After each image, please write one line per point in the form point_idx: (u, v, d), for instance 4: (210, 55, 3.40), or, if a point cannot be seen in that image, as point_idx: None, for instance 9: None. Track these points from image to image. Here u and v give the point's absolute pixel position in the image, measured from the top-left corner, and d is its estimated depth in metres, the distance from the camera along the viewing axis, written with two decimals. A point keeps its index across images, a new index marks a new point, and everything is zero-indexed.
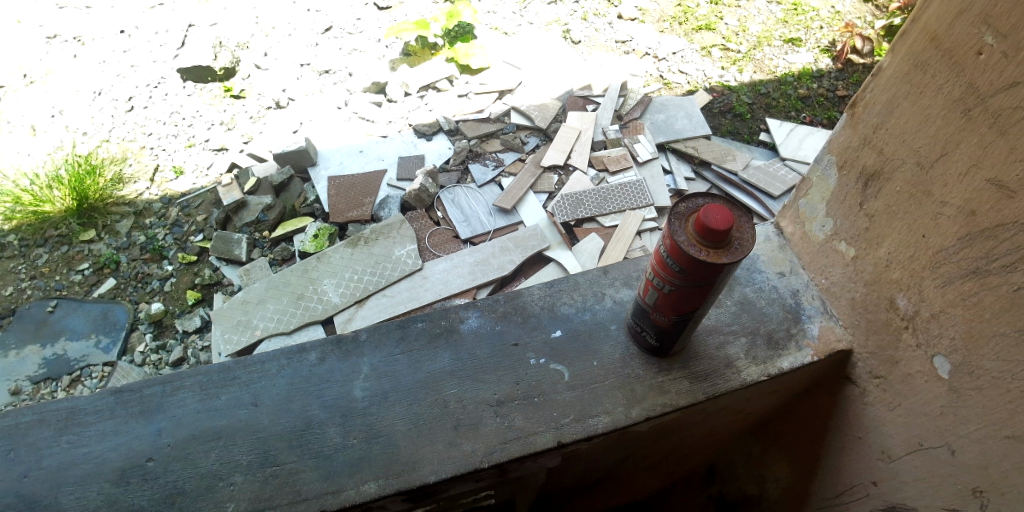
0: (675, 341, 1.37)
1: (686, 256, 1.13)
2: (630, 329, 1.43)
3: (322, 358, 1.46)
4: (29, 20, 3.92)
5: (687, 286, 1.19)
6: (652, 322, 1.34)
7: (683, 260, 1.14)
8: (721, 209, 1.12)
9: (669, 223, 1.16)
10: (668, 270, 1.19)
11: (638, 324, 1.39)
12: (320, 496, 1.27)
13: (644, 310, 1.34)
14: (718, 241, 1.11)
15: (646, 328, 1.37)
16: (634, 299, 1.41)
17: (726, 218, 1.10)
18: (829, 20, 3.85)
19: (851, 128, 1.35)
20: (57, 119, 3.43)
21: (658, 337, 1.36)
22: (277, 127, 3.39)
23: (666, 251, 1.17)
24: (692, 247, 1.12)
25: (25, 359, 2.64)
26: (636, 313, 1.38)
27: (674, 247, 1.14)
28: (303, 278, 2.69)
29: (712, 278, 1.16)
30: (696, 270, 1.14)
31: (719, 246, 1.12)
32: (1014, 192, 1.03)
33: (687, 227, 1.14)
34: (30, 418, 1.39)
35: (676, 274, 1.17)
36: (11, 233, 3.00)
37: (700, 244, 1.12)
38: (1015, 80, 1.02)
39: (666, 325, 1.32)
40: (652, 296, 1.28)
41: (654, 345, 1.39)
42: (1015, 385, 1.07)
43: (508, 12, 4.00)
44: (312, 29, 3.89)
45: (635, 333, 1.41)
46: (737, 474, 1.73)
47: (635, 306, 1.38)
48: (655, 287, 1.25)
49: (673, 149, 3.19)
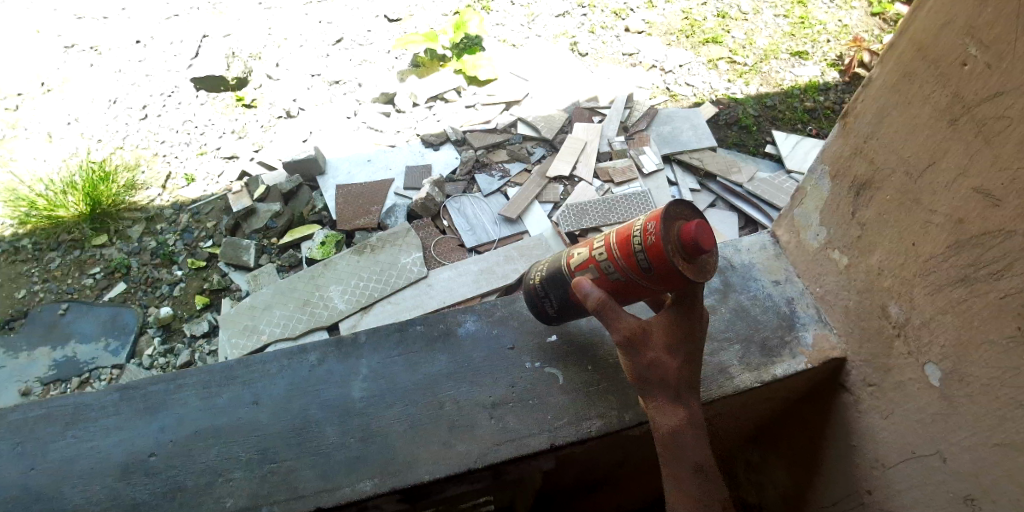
0: (575, 317, 1.43)
1: (667, 265, 1.16)
2: (531, 290, 1.45)
3: (321, 359, 1.49)
4: (48, 30, 4.02)
5: (642, 285, 1.23)
6: (568, 294, 1.38)
7: (659, 265, 1.17)
8: (708, 228, 1.16)
9: (661, 218, 1.17)
10: (634, 265, 1.21)
11: (545, 290, 1.42)
12: (316, 493, 1.30)
13: (566, 282, 1.37)
14: (695, 257, 1.16)
15: (555, 293, 1.41)
16: (553, 262, 1.42)
17: (711, 240, 1.15)
18: (836, 33, 3.88)
19: (843, 137, 1.38)
20: (73, 126, 3.51)
21: (562, 305, 1.41)
22: (288, 136, 3.45)
23: (641, 244, 1.19)
24: (673, 255, 1.15)
25: (36, 360, 2.69)
26: (551, 280, 1.40)
27: (654, 246, 1.16)
28: (309, 284, 2.73)
29: (668, 290, 1.21)
30: (663, 277, 1.19)
31: (691, 262, 1.17)
32: (999, 200, 1.04)
33: (676, 231, 1.16)
34: (37, 413, 1.42)
35: (639, 270, 1.21)
36: (25, 238, 3.06)
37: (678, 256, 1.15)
38: (999, 89, 1.03)
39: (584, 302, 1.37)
40: (591, 274, 1.30)
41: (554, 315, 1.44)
42: (1004, 392, 1.07)
43: (516, 25, 4.05)
44: (323, 40, 3.95)
45: (539, 296, 1.43)
46: (737, 483, 1.83)
47: (554, 274, 1.39)
48: (600, 269, 1.27)
49: (679, 160, 3.22)
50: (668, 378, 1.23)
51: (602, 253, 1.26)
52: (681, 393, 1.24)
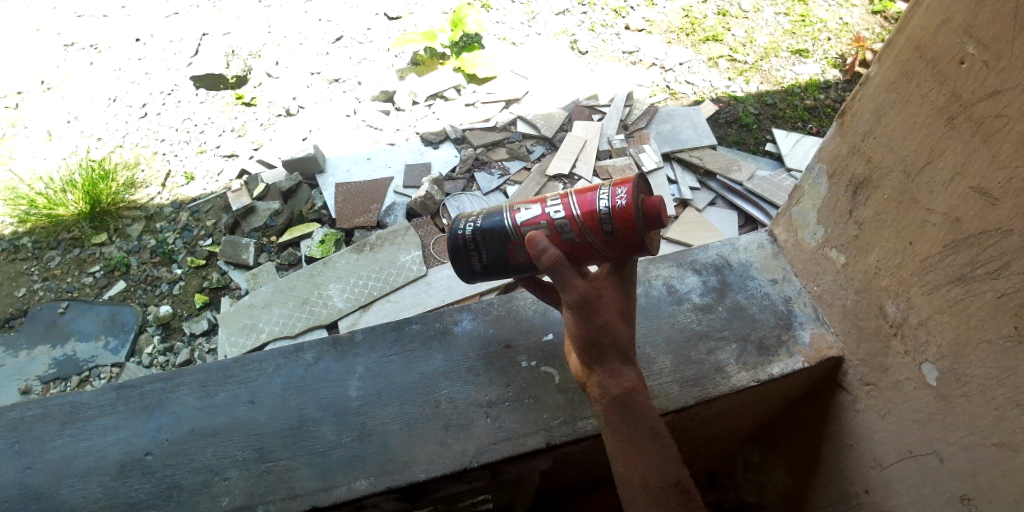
0: (498, 277, 1.35)
1: (632, 230, 1.18)
2: (456, 241, 1.31)
3: (318, 358, 1.49)
4: (48, 28, 4.02)
5: (594, 248, 1.23)
6: (503, 249, 1.29)
7: (622, 230, 1.19)
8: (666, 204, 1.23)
9: (631, 185, 1.19)
10: (594, 227, 1.20)
11: (475, 243, 1.30)
12: (312, 492, 1.29)
13: (503, 236, 1.28)
14: (653, 229, 1.21)
15: (487, 247, 1.30)
16: (485, 213, 1.32)
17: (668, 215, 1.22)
18: (837, 31, 3.87)
19: (840, 136, 1.37)
20: (72, 124, 3.51)
21: (491, 261, 1.31)
22: (287, 134, 3.45)
23: (607, 207, 1.19)
24: (640, 222, 1.18)
25: (36, 359, 2.69)
26: (485, 232, 1.30)
27: (624, 211, 1.18)
28: (308, 283, 2.73)
29: (617, 257, 1.24)
30: (619, 243, 1.21)
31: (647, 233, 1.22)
32: (996, 199, 1.04)
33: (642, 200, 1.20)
34: (34, 412, 1.43)
35: (598, 233, 1.20)
36: (25, 236, 3.06)
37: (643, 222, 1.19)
38: (996, 88, 1.02)
39: (517, 261, 1.30)
40: (540, 231, 1.25)
41: (479, 271, 1.33)
42: (1001, 392, 1.07)
43: (516, 23, 4.04)
44: (323, 39, 3.95)
45: (467, 249, 1.31)
46: (736, 483, 1.80)
47: (490, 225, 1.29)
48: (553, 227, 1.23)
49: (678, 158, 3.21)
50: (614, 341, 1.21)
51: (559, 211, 1.23)
52: (625, 356, 1.23)
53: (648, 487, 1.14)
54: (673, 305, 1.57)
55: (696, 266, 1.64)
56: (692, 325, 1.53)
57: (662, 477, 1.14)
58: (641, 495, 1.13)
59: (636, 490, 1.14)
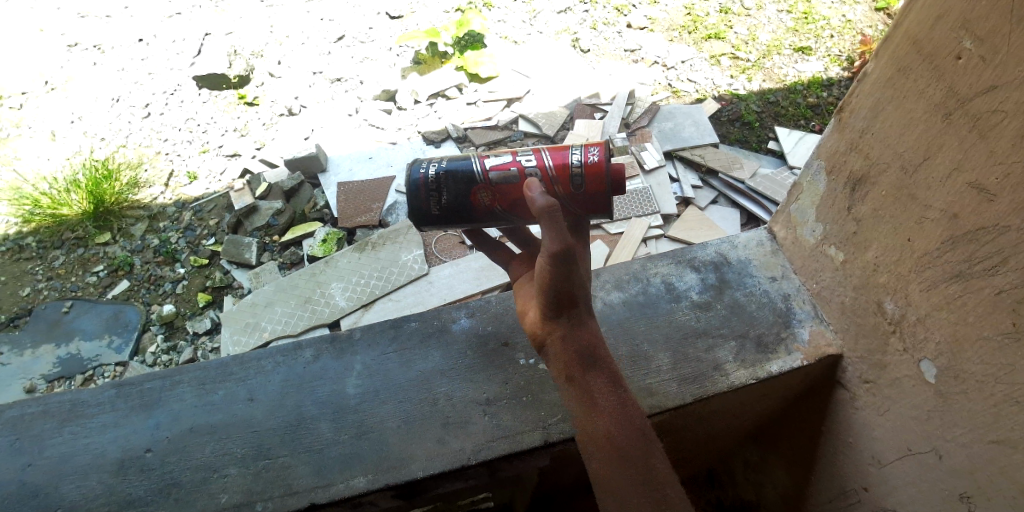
0: (453, 225, 1.31)
1: (599, 189, 1.21)
2: (419, 180, 1.26)
3: (316, 356, 1.49)
4: (51, 29, 4.04)
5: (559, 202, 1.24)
6: (467, 193, 1.26)
7: (591, 186, 1.21)
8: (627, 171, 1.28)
9: (603, 146, 1.23)
10: (564, 181, 1.22)
11: (438, 183, 1.26)
12: (310, 490, 1.30)
13: (469, 180, 1.25)
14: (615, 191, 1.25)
15: (451, 189, 1.26)
16: (452, 157, 1.29)
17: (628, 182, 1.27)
18: (840, 28, 3.85)
19: (839, 132, 1.37)
20: (76, 124, 3.53)
21: (452, 204, 1.27)
22: (289, 133, 3.45)
23: (580, 163, 1.21)
24: (608, 181, 1.21)
25: (40, 358, 2.71)
26: (452, 173, 1.25)
27: (596, 168, 1.21)
28: (310, 282, 2.74)
29: (581, 212, 1.26)
30: (584, 199, 1.23)
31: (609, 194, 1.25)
32: (994, 195, 1.03)
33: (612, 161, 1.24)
34: (35, 410, 1.44)
35: (568, 187, 1.22)
36: (29, 236, 3.08)
37: (611, 181, 1.21)
38: (992, 83, 1.01)
39: (478, 207, 1.27)
40: (509, 178, 1.23)
41: (437, 214, 1.28)
42: (999, 389, 1.06)
43: (518, 21, 4.03)
44: (325, 38, 3.95)
45: (430, 189, 1.26)
46: (735, 482, 1.85)
47: (457, 167, 1.26)
48: (523, 176, 1.23)
49: (680, 156, 3.20)
50: (578, 292, 1.17)
51: (531, 161, 1.23)
52: (587, 310, 1.20)
53: (613, 439, 1.07)
54: (672, 302, 1.57)
55: (695, 263, 1.64)
56: (691, 323, 1.53)
57: (627, 429, 1.08)
58: (605, 447, 1.07)
59: (600, 443, 1.08)
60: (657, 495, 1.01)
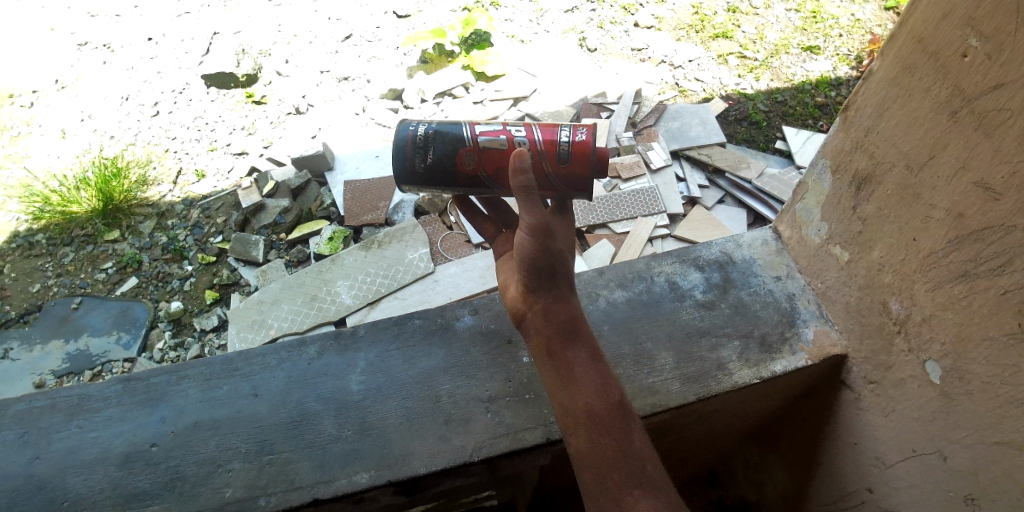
0: (437, 186, 1.32)
1: (583, 167, 1.25)
2: (408, 136, 1.28)
3: (321, 352, 1.50)
4: (61, 28, 4.08)
5: (542, 175, 1.27)
6: (454, 154, 1.28)
7: (575, 163, 1.25)
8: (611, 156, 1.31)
9: (591, 128, 1.27)
10: (550, 154, 1.25)
11: (426, 142, 1.28)
12: (313, 485, 1.31)
13: (458, 142, 1.27)
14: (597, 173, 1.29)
15: (438, 148, 1.28)
16: (443, 120, 1.31)
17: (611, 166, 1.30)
18: (849, 27, 3.83)
19: (844, 131, 1.36)
20: (85, 122, 3.56)
21: (437, 164, 1.29)
22: (296, 132, 3.47)
23: (567, 140, 1.25)
24: (593, 161, 1.25)
25: (49, 353, 2.73)
26: (443, 134, 1.28)
27: (583, 146, 1.24)
28: (316, 279, 2.75)
29: (563, 189, 1.29)
30: (567, 176, 1.26)
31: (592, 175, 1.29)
32: (999, 194, 1.02)
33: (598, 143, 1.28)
34: (42, 404, 1.45)
35: (553, 161, 1.25)
36: (39, 233, 3.11)
37: (595, 162, 1.25)
38: (999, 81, 1.01)
39: (463, 170, 1.29)
40: (497, 145, 1.26)
41: (422, 172, 1.29)
42: (1004, 390, 1.05)
43: (524, 20, 4.03)
44: (332, 37, 3.97)
45: (418, 146, 1.27)
46: (736, 481, 1.84)
47: (448, 128, 1.28)
48: (512, 144, 1.26)
49: (687, 156, 3.19)
50: (559, 268, 1.21)
51: (521, 131, 1.26)
52: (568, 285, 1.23)
53: (592, 412, 1.13)
54: (676, 301, 1.57)
55: (699, 262, 1.64)
56: (695, 322, 1.53)
57: (606, 401, 1.13)
58: (585, 420, 1.12)
59: (579, 416, 1.13)
60: (636, 468, 1.08)
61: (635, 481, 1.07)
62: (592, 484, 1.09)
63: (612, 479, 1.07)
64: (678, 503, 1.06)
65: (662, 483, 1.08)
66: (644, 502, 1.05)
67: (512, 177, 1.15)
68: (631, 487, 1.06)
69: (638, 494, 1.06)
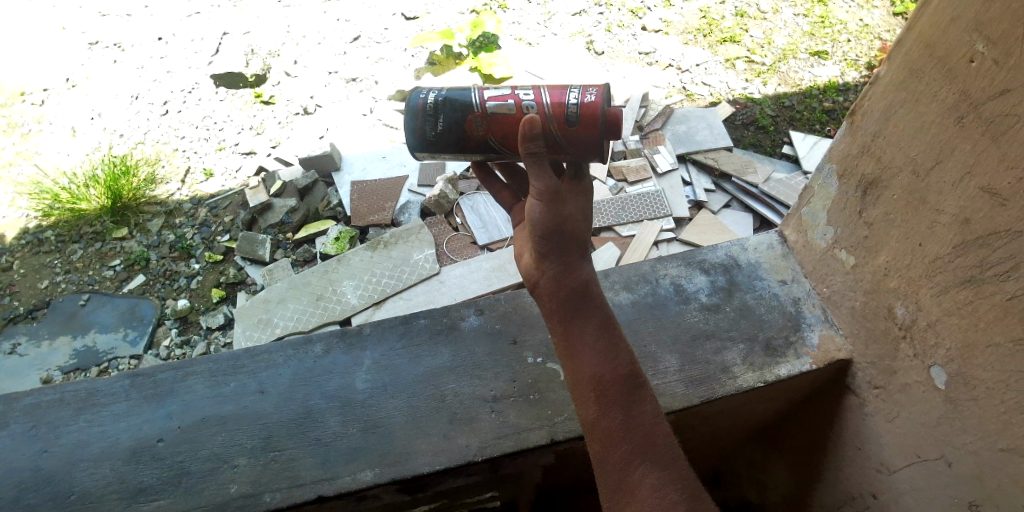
0: (446, 153, 1.29)
1: (594, 130, 1.17)
2: (417, 105, 1.24)
3: (327, 350, 1.51)
4: (73, 27, 4.11)
5: (553, 141, 1.20)
6: (461, 121, 1.24)
7: (586, 126, 1.18)
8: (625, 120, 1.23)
9: (604, 88, 1.19)
10: (559, 117, 1.18)
11: (434, 109, 1.24)
12: (317, 482, 1.32)
13: (466, 108, 1.23)
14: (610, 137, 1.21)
15: (447, 115, 1.24)
16: (452, 86, 1.26)
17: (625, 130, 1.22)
18: (857, 33, 3.82)
19: (851, 136, 1.36)
20: (95, 120, 3.59)
21: (445, 131, 1.25)
22: (304, 132, 3.49)
23: (576, 101, 1.18)
24: (603, 123, 1.18)
25: (57, 349, 2.76)
26: (450, 98, 1.24)
27: (592, 108, 1.17)
28: (323, 279, 2.76)
29: (575, 157, 1.21)
30: (578, 141, 1.19)
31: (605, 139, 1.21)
32: (1005, 199, 1.02)
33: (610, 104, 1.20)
34: (51, 398, 1.46)
35: (562, 125, 1.18)
36: (49, 230, 3.14)
37: (606, 125, 1.18)
38: (1006, 86, 1.00)
39: (473, 136, 1.25)
40: (505, 110, 1.21)
41: (432, 140, 1.26)
42: (1009, 396, 1.05)
43: (532, 23, 4.04)
44: (341, 38, 3.99)
45: (426, 114, 1.24)
46: (738, 483, 1.87)
47: (455, 93, 1.24)
48: (520, 107, 1.20)
49: (693, 160, 3.20)
50: (571, 235, 1.17)
51: (529, 95, 1.20)
52: (581, 252, 1.20)
53: (602, 382, 1.11)
54: (680, 304, 1.57)
55: (704, 265, 1.64)
56: (699, 324, 1.53)
57: (617, 371, 1.11)
58: (594, 391, 1.10)
59: (588, 387, 1.11)
60: (646, 440, 1.06)
61: (647, 454, 1.05)
62: (600, 457, 1.08)
63: (620, 452, 1.06)
64: (690, 478, 1.04)
65: (673, 456, 1.06)
66: (654, 476, 1.03)
67: (522, 144, 1.10)
68: (640, 461, 1.04)
69: (648, 469, 1.04)
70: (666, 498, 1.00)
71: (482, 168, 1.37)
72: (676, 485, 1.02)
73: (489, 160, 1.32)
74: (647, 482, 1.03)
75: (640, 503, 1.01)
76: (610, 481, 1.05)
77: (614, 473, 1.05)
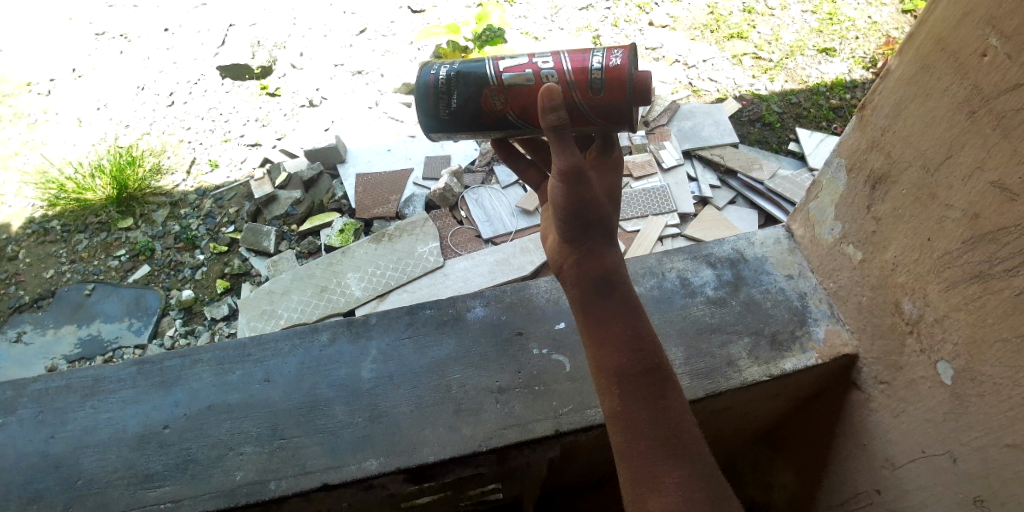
0: (461, 130, 1.28)
1: (622, 94, 1.17)
2: (429, 82, 1.23)
3: (333, 339, 1.52)
4: (80, 17, 4.12)
5: (577, 110, 1.20)
6: (477, 95, 1.23)
7: (612, 92, 1.17)
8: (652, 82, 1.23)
9: (627, 49, 1.18)
10: (583, 84, 1.17)
11: (447, 84, 1.23)
12: (323, 470, 1.32)
13: (482, 82, 1.22)
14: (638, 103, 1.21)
15: (462, 91, 1.23)
16: (466, 59, 1.25)
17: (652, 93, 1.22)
18: (865, 30, 3.80)
19: (860, 130, 1.36)
20: (102, 111, 3.59)
21: (460, 108, 1.24)
22: (310, 124, 3.49)
23: (600, 65, 1.17)
24: (630, 87, 1.17)
25: (62, 338, 2.77)
26: (464, 71, 1.23)
27: (617, 72, 1.16)
28: (327, 271, 2.77)
29: (603, 126, 1.22)
30: (604, 109, 1.19)
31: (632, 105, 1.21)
32: (1016, 195, 1.01)
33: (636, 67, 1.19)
34: (57, 384, 1.47)
35: (585, 93, 1.18)
36: (54, 220, 3.15)
37: (633, 90, 1.17)
38: (1019, 81, 0.99)
39: (489, 112, 1.24)
40: (523, 80, 1.20)
41: (446, 119, 1.26)
42: (1015, 393, 1.05)
43: (539, 17, 4.03)
44: (347, 31, 3.99)
45: (439, 91, 1.23)
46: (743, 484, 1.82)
47: (469, 67, 1.23)
48: (540, 76, 1.19)
49: (699, 155, 3.19)
50: (597, 219, 1.14)
51: (548, 63, 1.19)
52: (607, 237, 1.17)
53: (624, 374, 1.08)
54: (686, 297, 1.57)
55: (711, 259, 1.64)
56: (705, 318, 1.53)
57: (640, 364, 1.09)
58: (615, 381, 1.09)
59: (610, 377, 1.10)
60: (667, 435, 1.04)
61: (668, 449, 1.03)
62: (622, 449, 1.06)
63: (642, 445, 1.04)
64: (712, 474, 1.02)
65: (696, 452, 1.04)
66: (676, 472, 1.01)
67: (543, 118, 1.09)
68: (662, 456, 1.03)
69: (669, 464, 1.02)
70: (686, 496, 0.98)
71: (504, 146, 1.36)
72: (697, 482, 1.00)
73: (508, 137, 1.31)
74: (668, 478, 1.00)
75: (661, 498, 0.99)
76: (630, 474, 1.04)
77: (632, 464, 1.04)
